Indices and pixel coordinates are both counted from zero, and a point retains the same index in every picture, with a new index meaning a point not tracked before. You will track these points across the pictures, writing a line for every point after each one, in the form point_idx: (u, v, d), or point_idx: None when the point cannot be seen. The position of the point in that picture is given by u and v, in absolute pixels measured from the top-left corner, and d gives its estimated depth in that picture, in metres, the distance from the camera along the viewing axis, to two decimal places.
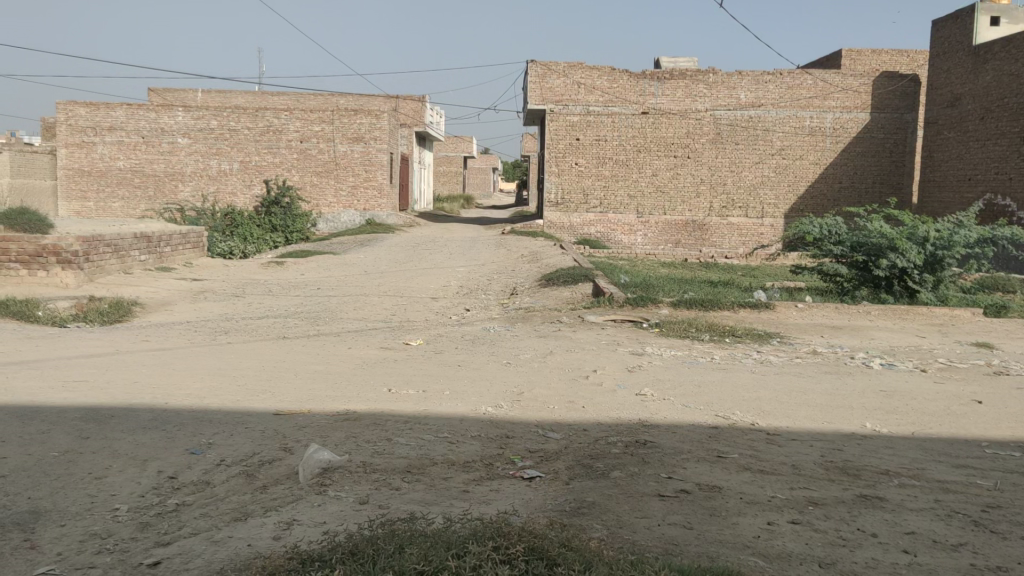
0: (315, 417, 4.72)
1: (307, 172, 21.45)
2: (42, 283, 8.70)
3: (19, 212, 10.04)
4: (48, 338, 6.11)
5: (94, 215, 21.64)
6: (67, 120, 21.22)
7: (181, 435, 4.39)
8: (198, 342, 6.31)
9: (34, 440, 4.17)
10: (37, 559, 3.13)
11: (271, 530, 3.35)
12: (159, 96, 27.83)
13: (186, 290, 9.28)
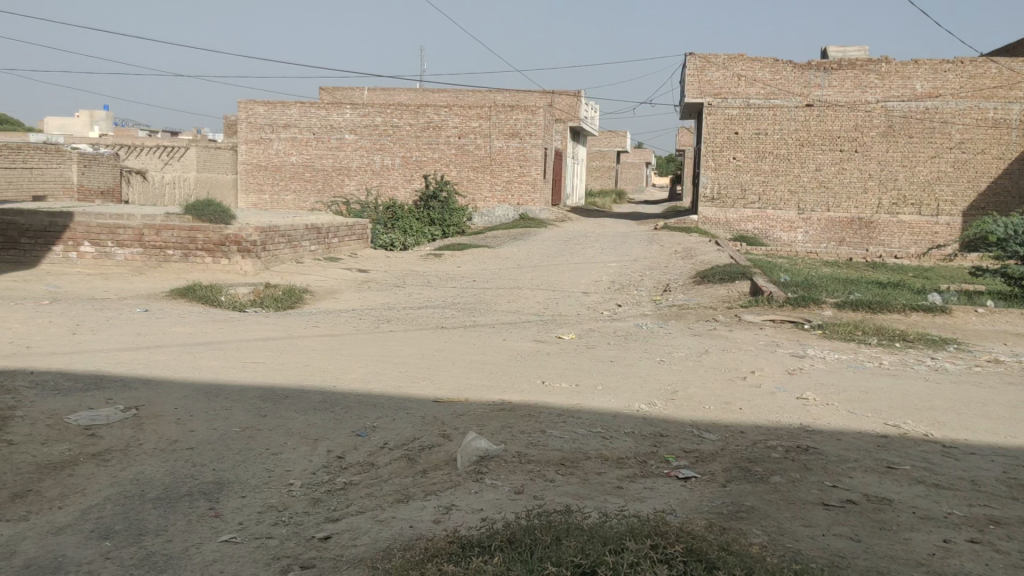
0: (472, 405, 4.85)
1: (464, 167, 21.95)
2: (224, 270, 9.39)
3: (207, 204, 10.82)
4: (230, 321, 6.58)
5: (268, 208, 23.07)
6: (247, 118, 22.77)
7: (348, 417, 4.62)
8: (362, 329, 6.61)
9: (218, 416, 4.51)
10: (221, 527, 3.38)
11: (432, 513, 3.48)
12: (328, 94, 29.28)
13: (352, 280, 9.73)
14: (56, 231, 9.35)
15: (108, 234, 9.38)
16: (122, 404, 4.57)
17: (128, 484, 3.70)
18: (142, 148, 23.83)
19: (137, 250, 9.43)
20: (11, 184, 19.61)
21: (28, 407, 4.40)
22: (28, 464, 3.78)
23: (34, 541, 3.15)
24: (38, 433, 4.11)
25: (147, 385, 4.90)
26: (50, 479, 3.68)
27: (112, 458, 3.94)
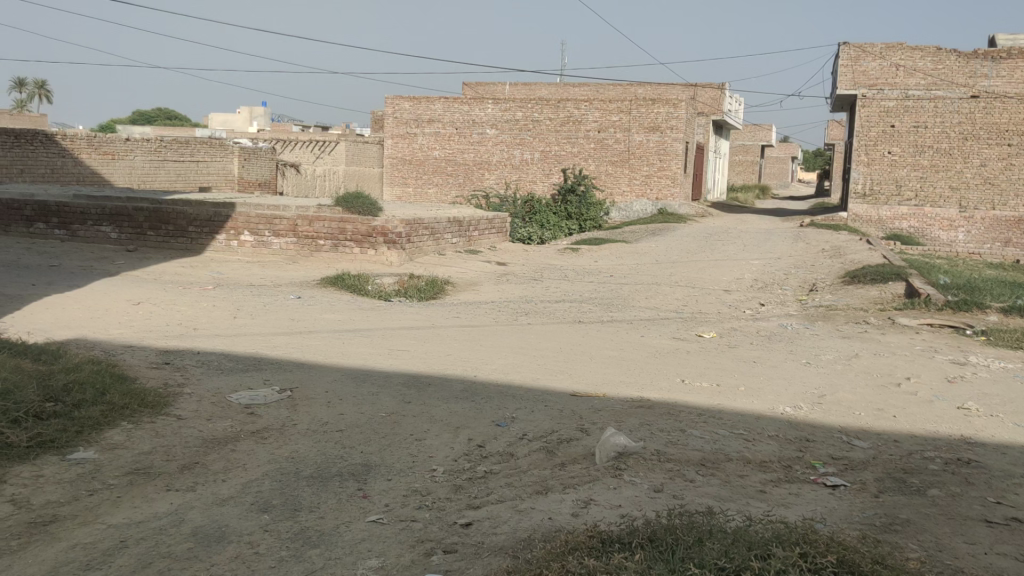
0: (611, 401, 4.84)
1: (603, 162, 21.83)
2: (371, 260, 9.76)
3: (355, 196, 11.19)
4: (377, 309, 6.84)
5: (413, 200, 23.87)
6: (394, 113, 23.71)
7: (489, 407, 4.71)
8: (501, 321, 6.71)
9: (366, 401, 4.69)
10: (369, 508, 3.52)
11: (570, 507, 3.50)
12: (472, 89, 29.85)
13: (491, 272, 9.88)
14: (220, 221, 9.99)
15: (265, 224, 9.94)
16: (278, 385, 4.83)
17: (284, 462, 3.90)
18: (295, 142, 24.99)
19: (292, 240, 9.92)
20: (179, 176, 21.15)
21: (194, 385, 4.73)
22: (195, 438, 4.06)
23: (201, 510, 3.37)
24: (204, 409, 4.40)
25: (301, 368, 5.16)
26: (215, 453, 3.94)
27: (269, 436, 4.17)
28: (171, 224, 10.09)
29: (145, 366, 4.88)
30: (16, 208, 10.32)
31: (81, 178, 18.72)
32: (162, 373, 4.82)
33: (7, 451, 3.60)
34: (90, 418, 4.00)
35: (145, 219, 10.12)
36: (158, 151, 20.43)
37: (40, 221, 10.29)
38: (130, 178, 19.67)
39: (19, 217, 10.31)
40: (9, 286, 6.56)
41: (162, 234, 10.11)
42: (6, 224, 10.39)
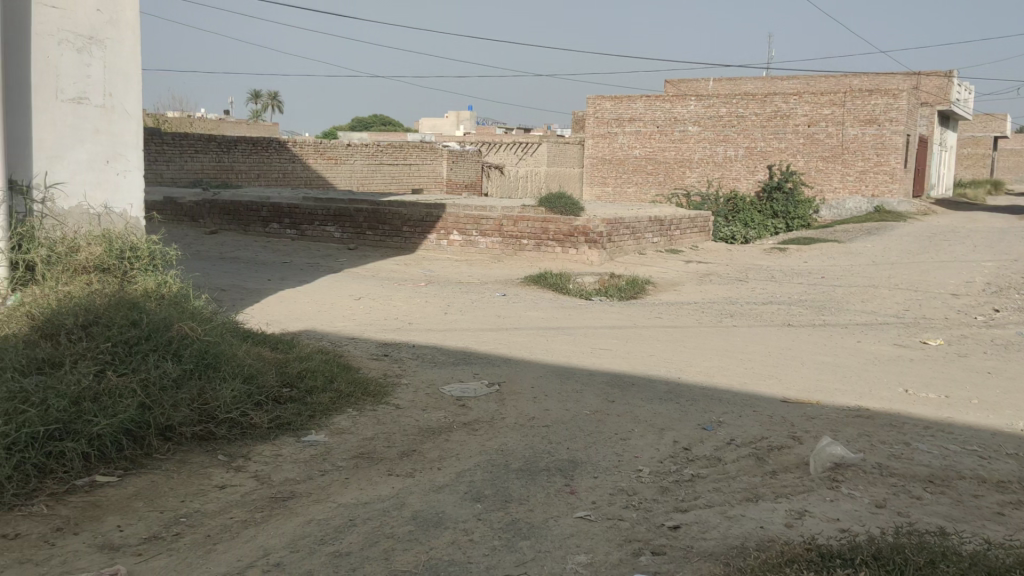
0: (826, 409, 4.62)
1: (813, 157, 20.84)
2: (572, 259, 9.87)
3: (557, 197, 11.36)
4: (580, 308, 6.91)
5: (613, 200, 24.32)
6: (595, 113, 24.27)
7: (694, 410, 4.64)
8: (705, 322, 6.58)
9: (570, 398, 4.77)
10: (576, 503, 3.57)
11: (783, 517, 3.37)
12: (674, 86, 29.45)
13: (694, 273, 9.70)
14: (431, 221, 10.49)
15: (473, 224, 10.34)
16: (488, 379, 5.02)
17: (494, 454, 4.04)
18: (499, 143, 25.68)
19: (498, 239, 10.25)
20: (393, 179, 22.48)
21: (411, 375, 5.01)
22: (413, 426, 4.29)
23: (420, 496, 3.55)
24: (420, 400, 4.65)
25: (508, 363, 5.32)
26: (430, 442, 4.14)
27: (480, 428, 4.33)
28: (387, 224, 10.72)
29: (367, 357, 5.22)
30: (254, 209, 11.37)
31: (309, 182, 20.44)
32: (382, 364, 5.14)
33: (251, 430, 3.97)
34: (320, 404, 4.34)
35: (364, 219, 10.82)
36: (375, 156, 21.80)
37: (274, 222, 11.26)
38: (350, 181, 21.16)
39: (257, 218, 11.34)
40: (252, 280, 7.24)
41: (380, 233, 10.76)
42: (245, 224, 11.47)
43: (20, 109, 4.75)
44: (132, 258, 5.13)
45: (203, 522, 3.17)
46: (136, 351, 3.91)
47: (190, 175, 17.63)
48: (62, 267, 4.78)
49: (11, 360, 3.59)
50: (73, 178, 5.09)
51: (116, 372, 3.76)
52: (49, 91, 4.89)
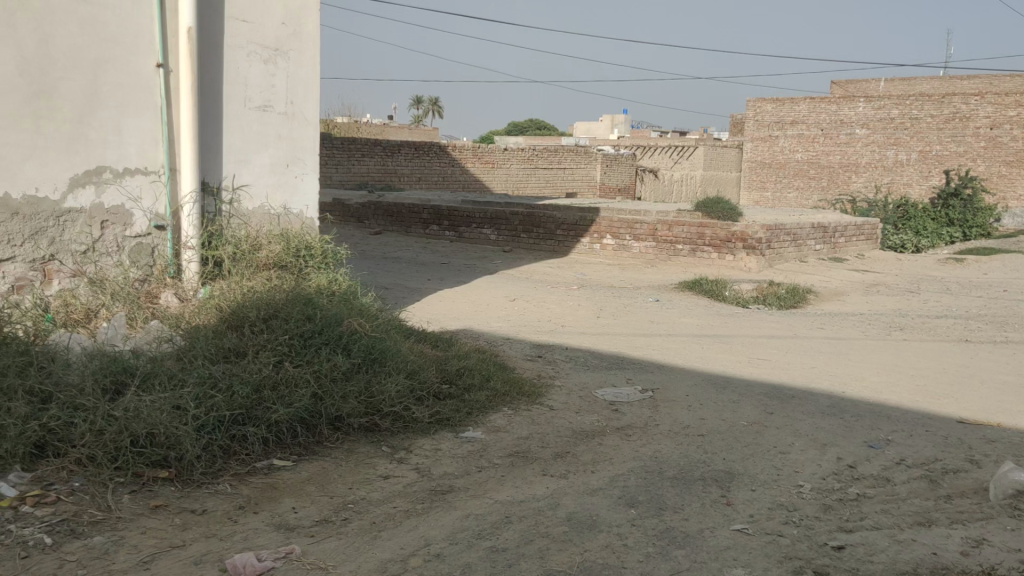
0: (1009, 433, 4.29)
1: (995, 161, 19.30)
2: (729, 265, 9.60)
3: (715, 201, 11.14)
4: (738, 316, 6.75)
5: (771, 205, 23.59)
6: (755, 116, 23.57)
7: (860, 426, 4.44)
8: (873, 335, 6.27)
9: (727, 408, 4.66)
10: (733, 515, 3.48)
11: (958, 544, 3.17)
12: (840, 87, 28.18)
13: (861, 283, 9.25)
14: (586, 224, 10.54)
15: (626, 229, 10.29)
16: (641, 385, 4.98)
17: (648, 460, 4.00)
18: (655, 147, 25.16)
19: (652, 244, 10.15)
20: (548, 183, 22.79)
21: (564, 378, 5.05)
22: (566, 428, 4.33)
23: (574, 498, 3.57)
24: (573, 402, 4.68)
25: (663, 370, 5.26)
26: (584, 444, 4.16)
27: (634, 433, 4.31)
28: (541, 227, 10.86)
29: (521, 358, 5.32)
30: (416, 212, 11.80)
31: (467, 185, 21.05)
32: (536, 365, 5.21)
33: (413, 424, 4.14)
34: (477, 402, 4.46)
35: (519, 222, 11.01)
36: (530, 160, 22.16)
37: (434, 224, 11.65)
38: (506, 185, 21.61)
39: (418, 220, 11.78)
40: (412, 279, 7.53)
41: (534, 236, 10.92)
42: (407, 226, 11.92)
43: (212, 117, 5.15)
44: (307, 256, 5.43)
45: (369, 510, 3.32)
46: (310, 344, 4.14)
47: (357, 178, 18.48)
48: (246, 263, 5.14)
49: (201, 349, 3.88)
50: (256, 181, 5.46)
51: (292, 363, 3.99)
52: (237, 100, 5.28)
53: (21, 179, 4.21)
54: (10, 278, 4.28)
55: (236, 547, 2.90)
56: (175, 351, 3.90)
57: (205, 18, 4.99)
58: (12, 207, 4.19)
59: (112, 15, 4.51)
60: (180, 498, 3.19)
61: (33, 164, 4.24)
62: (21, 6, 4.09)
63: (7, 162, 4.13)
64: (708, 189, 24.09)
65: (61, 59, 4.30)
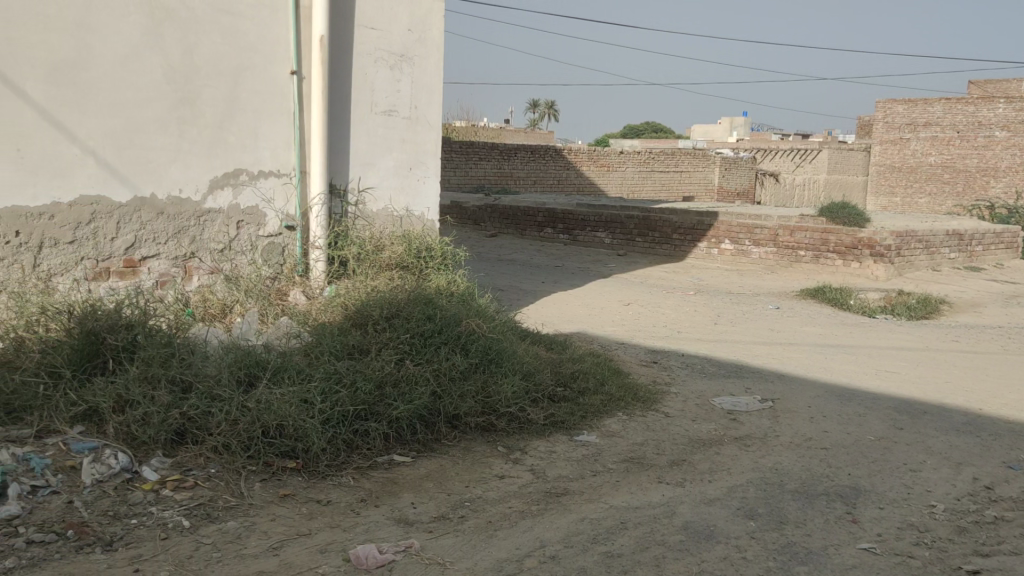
0: None
1: None
2: (855, 273, 9.21)
3: (841, 205, 10.73)
4: (865, 326, 6.47)
5: (899, 211, 22.58)
6: (884, 118, 22.62)
7: (997, 446, 4.18)
8: (1014, 349, 5.91)
9: (852, 421, 4.49)
10: (859, 533, 3.33)
11: None
12: (979, 87, 26.70)
13: (1000, 293, 8.74)
14: (703, 229, 10.37)
15: (746, 233, 10.05)
16: (760, 394, 4.85)
17: (768, 472, 3.90)
18: (777, 151, 23.92)
19: (772, 249, 9.88)
20: (664, 186, 23.00)
21: (680, 385, 4.97)
22: (682, 436, 4.26)
23: (691, 507, 3.50)
24: (689, 410, 4.61)
25: (784, 380, 5.11)
26: (701, 453, 4.08)
27: (752, 444, 4.20)
28: (657, 231, 10.75)
29: (636, 363, 5.27)
30: (531, 215, 11.91)
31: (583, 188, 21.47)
32: (652, 371, 5.16)
33: (528, 426, 4.17)
34: (592, 405, 4.45)
35: (635, 226, 10.92)
36: (647, 163, 22.34)
37: (548, 227, 11.72)
38: (621, 188, 21.97)
39: (533, 223, 11.88)
40: (527, 281, 7.59)
41: (649, 240, 10.81)
42: (522, 228, 12.04)
43: (340, 121, 5.34)
44: (427, 257, 5.55)
45: (485, 509, 3.36)
46: (429, 344, 4.24)
47: (473, 181, 18.77)
48: (370, 263, 5.29)
49: (327, 345, 4.02)
50: (380, 183, 5.63)
51: (413, 361, 4.09)
52: (364, 105, 5.45)
53: (166, 181, 4.51)
54: (155, 275, 4.57)
55: (359, 539, 2.98)
56: (303, 346, 4.07)
57: (336, 26, 5.19)
58: (157, 207, 4.49)
59: (250, 24, 4.76)
60: (306, 488, 3.32)
61: (177, 166, 4.54)
62: (169, 17, 4.37)
63: (154, 165, 4.44)
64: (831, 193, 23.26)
65: (204, 67, 4.57)
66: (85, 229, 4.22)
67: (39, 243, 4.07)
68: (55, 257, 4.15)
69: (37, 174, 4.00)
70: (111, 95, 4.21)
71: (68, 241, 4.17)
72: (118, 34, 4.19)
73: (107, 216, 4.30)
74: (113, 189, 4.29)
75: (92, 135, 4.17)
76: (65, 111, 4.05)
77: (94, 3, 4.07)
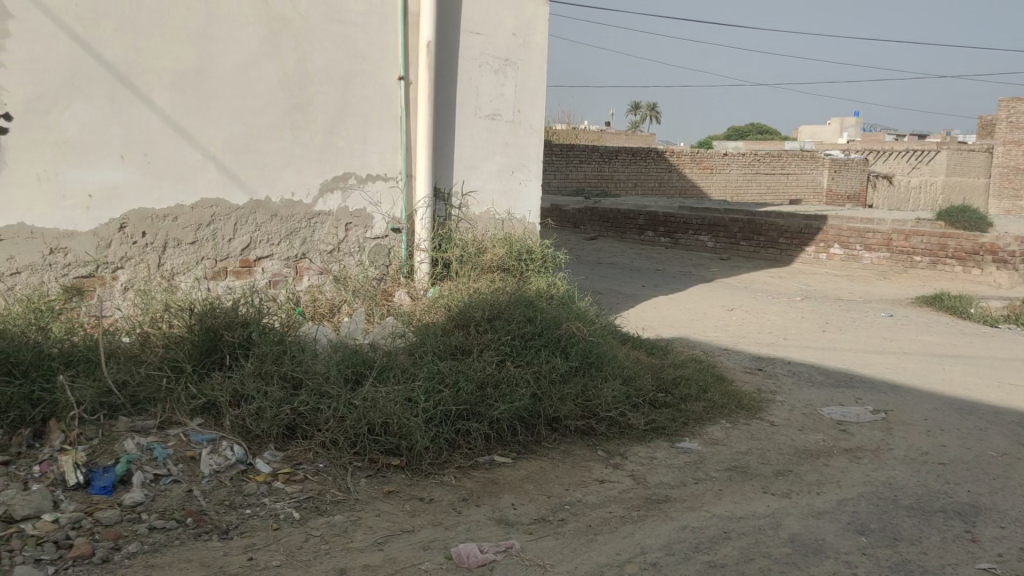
0: None
1: None
2: (975, 279, 8.80)
3: (961, 209, 10.35)
4: (987, 336, 6.15)
5: None
6: (1009, 117, 21.48)
7: None
8: None
9: (972, 436, 4.26)
10: (979, 554, 3.16)
11: None
12: None
13: None
14: (811, 233, 10.06)
15: (857, 237, 9.71)
16: (872, 406, 4.67)
17: (881, 486, 3.74)
18: (891, 152, 22.92)
19: (885, 254, 9.52)
20: (770, 189, 22.58)
21: (786, 394, 4.83)
22: (789, 446, 4.14)
23: (798, 519, 3.40)
24: (796, 419, 4.47)
25: (898, 391, 4.90)
26: (809, 464, 3.96)
27: (863, 456, 4.05)
28: (762, 235, 10.48)
29: (740, 370, 5.15)
30: (631, 218, 11.80)
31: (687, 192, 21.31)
32: (757, 379, 5.03)
33: (628, 430, 4.13)
34: (694, 412, 4.37)
35: (739, 230, 10.68)
36: (754, 165, 21.98)
37: (649, 230, 11.58)
38: (725, 190, 21.63)
39: (633, 226, 11.77)
40: (627, 285, 7.53)
41: (754, 244, 10.56)
42: (622, 231, 11.95)
43: (445, 125, 5.43)
44: (528, 260, 5.58)
45: (585, 512, 3.35)
46: (530, 346, 4.26)
47: (574, 184, 18.74)
48: (472, 265, 5.35)
49: (431, 346, 4.10)
50: (483, 186, 5.69)
51: (514, 363, 4.12)
52: (468, 109, 5.52)
53: (280, 184, 4.68)
54: (269, 274, 4.75)
55: (460, 537, 3.02)
56: (407, 346, 4.15)
57: (443, 32, 5.28)
58: (272, 209, 4.66)
59: (361, 32, 4.89)
60: (410, 485, 3.39)
61: (291, 170, 4.71)
62: (285, 27, 4.55)
63: (270, 168, 4.62)
64: (949, 196, 22.17)
65: (317, 74, 4.73)
66: (205, 230, 4.42)
67: (163, 243, 4.28)
68: (178, 257, 4.36)
69: (163, 177, 4.22)
70: (231, 102, 4.41)
71: (189, 242, 4.38)
72: (238, 43, 4.38)
73: (225, 218, 4.49)
74: (232, 192, 4.49)
75: (213, 140, 4.37)
76: (188, 117, 4.26)
77: (216, 15, 4.28)
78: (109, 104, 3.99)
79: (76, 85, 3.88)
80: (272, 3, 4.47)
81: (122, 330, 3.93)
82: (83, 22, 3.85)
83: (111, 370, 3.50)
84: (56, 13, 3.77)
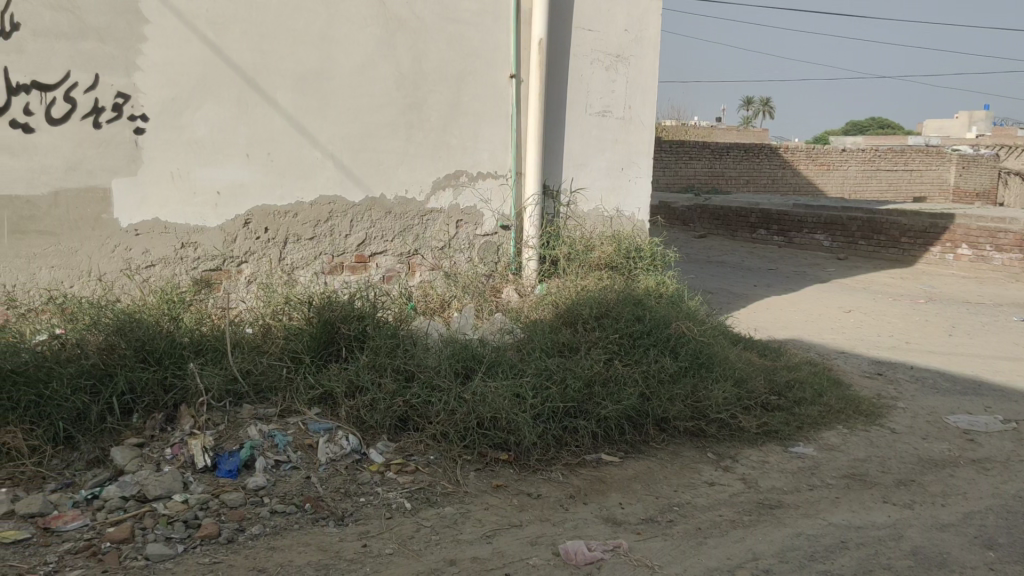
0: None
1: None
2: None
3: None
4: None
5: None
6: None
7: None
8: None
9: None
10: None
11: None
12: None
13: None
14: (936, 232, 9.61)
15: (987, 237, 9.21)
16: (1002, 415, 4.41)
17: (1011, 500, 3.53)
18: None
19: (1019, 255, 8.98)
20: (890, 185, 21.66)
21: (909, 400, 4.63)
22: (911, 455, 3.96)
23: (920, 531, 3.24)
24: (919, 427, 4.28)
25: None
26: (932, 474, 3.78)
27: (993, 468, 3.83)
28: (882, 235, 10.08)
29: (859, 374, 4.96)
30: (744, 216, 11.56)
31: (800, 189, 20.45)
32: (877, 384, 4.84)
33: (739, 433, 4.04)
34: (809, 417, 4.24)
35: (857, 229, 10.29)
36: (873, 162, 21.17)
37: (762, 228, 11.32)
38: (842, 188, 20.80)
39: (745, 224, 11.53)
40: (738, 284, 7.37)
41: (873, 244, 10.14)
42: (734, 230, 11.72)
43: (556, 123, 5.44)
44: (637, 258, 5.52)
45: (694, 515, 3.29)
46: (638, 345, 4.23)
47: (683, 181, 18.47)
48: (581, 263, 5.33)
49: (539, 343, 4.12)
50: (593, 184, 5.67)
51: (622, 362, 4.10)
52: (579, 106, 5.51)
53: (395, 182, 4.79)
54: (382, 270, 4.87)
55: (567, 534, 3.02)
56: (516, 343, 4.19)
57: (554, 29, 5.29)
58: (386, 207, 4.78)
59: (474, 31, 4.96)
60: (518, 481, 3.41)
61: (404, 168, 4.81)
62: (401, 27, 4.65)
63: (385, 166, 4.73)
64: None
65: (431, 74, 4.82)
66: (324, 226, 4.57)
67: (285, 239, 4.45)
68: (298, 252, 4.51)
69: (285, 176, 4.39)
70: (349, 102, 4.54)
71: (309, 237, 4.53)
72: (356, 45, 4.51)
73: (342, 215, 4.63)
74: (349, 190, 4.62)
75: (332, 139, 4.51)
76: (309, 117, 4.42)
77: (336, 17, 4.41)
78: (236, 105, 4.18)
79: (206, 88, 4.08)
80: (389, 4, 4.57)
81: (246, 322, 4.11)
82: (214, 27, 4.05)
83: (236, 359, 3.67)
84: (189, 18, 3.97)
